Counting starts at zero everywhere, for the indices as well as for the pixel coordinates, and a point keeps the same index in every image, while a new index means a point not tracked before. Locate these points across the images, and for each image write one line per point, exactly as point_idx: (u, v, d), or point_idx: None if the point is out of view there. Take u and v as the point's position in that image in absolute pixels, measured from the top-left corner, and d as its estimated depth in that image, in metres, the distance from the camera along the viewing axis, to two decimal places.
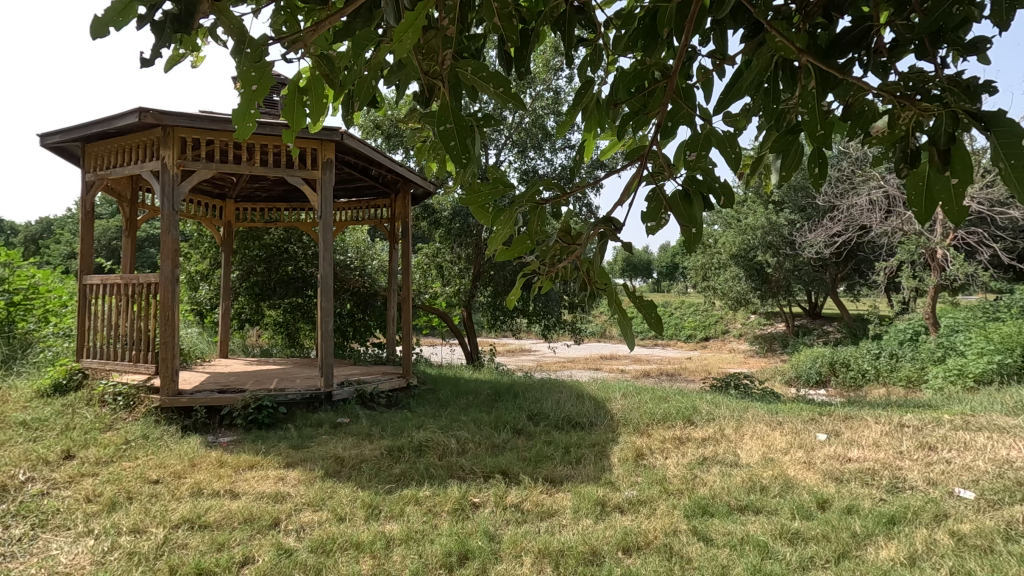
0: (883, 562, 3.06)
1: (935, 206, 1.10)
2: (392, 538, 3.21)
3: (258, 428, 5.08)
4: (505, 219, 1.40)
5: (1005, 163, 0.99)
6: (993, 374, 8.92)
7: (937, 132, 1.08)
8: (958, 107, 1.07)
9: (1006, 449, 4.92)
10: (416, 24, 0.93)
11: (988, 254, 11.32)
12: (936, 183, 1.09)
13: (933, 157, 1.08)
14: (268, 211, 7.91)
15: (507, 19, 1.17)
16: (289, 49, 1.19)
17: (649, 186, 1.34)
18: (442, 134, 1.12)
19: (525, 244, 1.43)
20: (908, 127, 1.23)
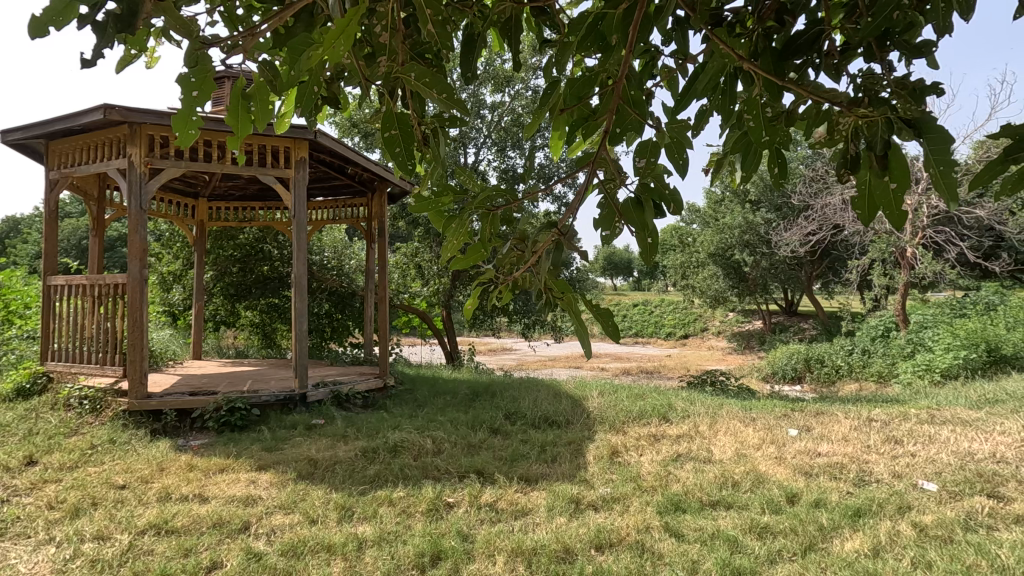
0: (848, 553, 3.13)
1: (877, 211, 1.13)
2: (365, 539, 3.19)
3: (230, 430, 5.01)
4: (459, 226, 1.39)
5: (936, 168, 1.01)
6: (959, 369, 9.22)
7: (872, 140, 1.11)
8: (892, 113, 1.10)
9: (968, 442, 5.08)
10: (348, 30, 0.93)
11: (956, 252, 11.61)
12: (876, 189, 1.12)
13: (871, 162, 1.11)
14: (242, 210, 7.81)
15: (440, 26, 1.14)
16: (231, 53, 1.16)
17: (602, 193, 1.36)
18: (386, 141, 1.17)
19: (481, 252, 1.41)
20: (846, 134, 1.26)
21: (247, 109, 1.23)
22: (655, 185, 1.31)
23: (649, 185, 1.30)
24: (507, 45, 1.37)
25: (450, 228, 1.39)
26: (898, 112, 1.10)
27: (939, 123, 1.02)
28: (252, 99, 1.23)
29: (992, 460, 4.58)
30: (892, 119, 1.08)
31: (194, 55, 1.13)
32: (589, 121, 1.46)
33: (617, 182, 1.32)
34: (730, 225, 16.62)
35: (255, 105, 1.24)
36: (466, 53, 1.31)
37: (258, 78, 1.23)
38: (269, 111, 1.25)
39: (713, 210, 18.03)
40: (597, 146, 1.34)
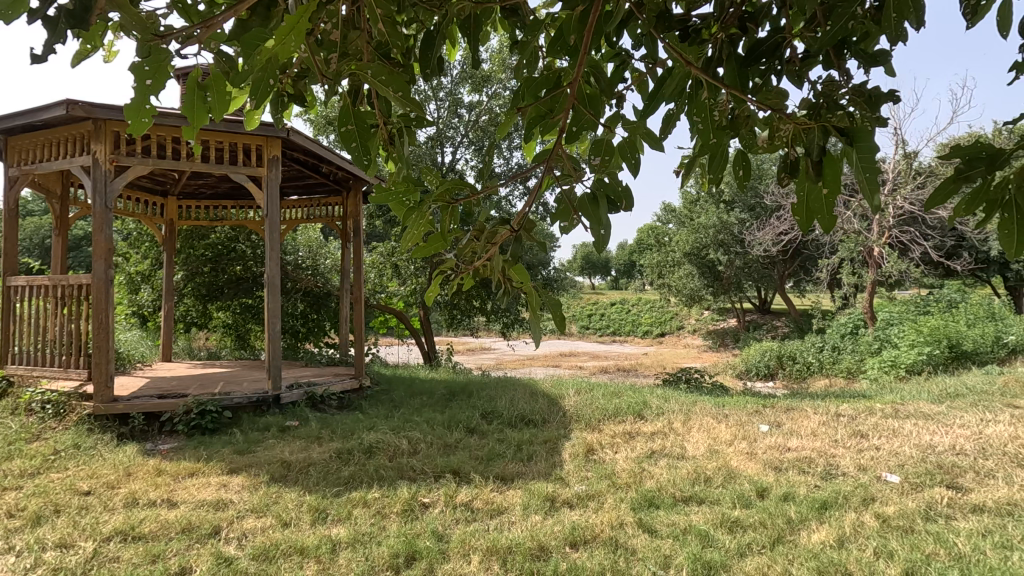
0: (814, 545, 3.22)
1: (812, 219, 1.17)
2: (339, 541, 3.17)
3: (201, 434, 4.92)
4: (418, 217, 1.41)
5: (865, 176, 1.05)
6: (923, 365, 9.62)
7: (809, 147, 1.15)
8: (829, 122, 1.14)
9: (930, 435, 5.26)
10: (299, 26, 0.96)
11: (920, 251, 11.99)
12: (812, 195, 1.16)
13: (808, 169, 1.15)
14: (214, 209, 7.68)
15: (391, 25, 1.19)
16: (185, 45, 1.14)
17: (558, 190, 1.37)
18: (342, 135, 1.19)
19: (440, 242, 1.46)
20: (788, 140, 1.30)
21: (203, 99, 1.21)
22: (609, 183, 1.33)
23: (604, 183, 1.33)
24: (468, 42, 1.36)
25: (410, 216, 1.41)
26: (835, 121, 1.15)
27: (869, 131, 1.07)
28: (208, 89, 1.21)
29: (952, 453, 4.75)
30: (827, 127, 1.13)
31: (148, 46, 1.11)
32: (546, 120, 1.41)
33: (573, 178, 1.34)
34: (705, 224, 16.92)
35: (212, 95, 1.22)
36: (424, 51, 1.32)
37: (215, 69, 1.21)
38: (228, 102, 1.24)
39: (689, 210, 18.31)
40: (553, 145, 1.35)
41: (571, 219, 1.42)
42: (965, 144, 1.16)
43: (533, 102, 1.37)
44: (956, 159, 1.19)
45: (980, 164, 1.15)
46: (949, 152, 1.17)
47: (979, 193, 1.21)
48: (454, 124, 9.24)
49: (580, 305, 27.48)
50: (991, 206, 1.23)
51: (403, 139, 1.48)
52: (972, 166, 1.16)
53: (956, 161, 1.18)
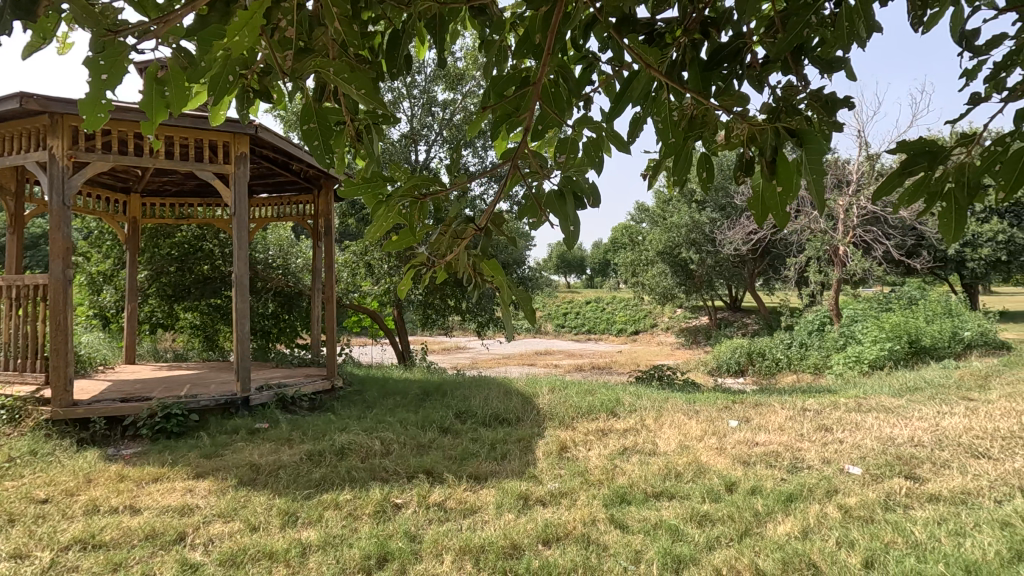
0: (780, 537, 3.30)
1: (766, 213, 1.20)
2: (309, 544, 3.12)
3: (166, 438, 4.78)
4: (387, 209, 1.40)
5: (815, 173, 1.09)
6: (885, 360, 9.98)
7: (763, 146, 1.18)
8: (782, 121, 1.17)
9: (889, 427, 5.45)
10: (252, 22, 0.97)
11: (883, 250, 12.39)
12: (766, 192, 1.18)
13: (762, 167, 1.18)
14: (179, 206, 7.47)
15: (347, 25, 1.16)
16: (141, 40, 1.11)
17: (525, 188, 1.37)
18: (305, 133, 1.18)
19: (409, 237, 1.45)
20: (744, 139, 1.34)
21: (160, 94, 1.18)
22: (576, 180, 1.33)
23: (571, 180, 1.33)
24: (434, 43, 1.34)
25: (378, 209, 1.39)
26: (789, 122, 1.17)
27: (818, 133, 1.10)
28: (166, 85, 1.18)
29: (911, 444, 4.92)
30: (779, 127, 1.16)
31: (101, 41, 1.08)
32: (512, 118, 1.42)
33: (540, 175, 1.33)
34: (678, 223, 17.18)
35: (169, 90, 1.19)
36: (389, 51, 1.33)
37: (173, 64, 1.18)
38: (188, 96, 1.20)
39: (661, 209, 18.55)
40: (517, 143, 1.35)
41: (538, 215, 1.42)
42: (909, 141, 1.22)
43: (499, 101, 1.37)
44: (901, 154, 1.25)
45: (922, 159, 1.22)
46: (895, 146, 1.22)
47: (921, 186, 1.28)
48: (428, 123, 9.20)
49: (555, 303, 27.61)
50: (931, 197, 1.30)
51: (371, 135, 1.47)
52: (915, 160, 1.23)
53: (901, 154, 1.24)
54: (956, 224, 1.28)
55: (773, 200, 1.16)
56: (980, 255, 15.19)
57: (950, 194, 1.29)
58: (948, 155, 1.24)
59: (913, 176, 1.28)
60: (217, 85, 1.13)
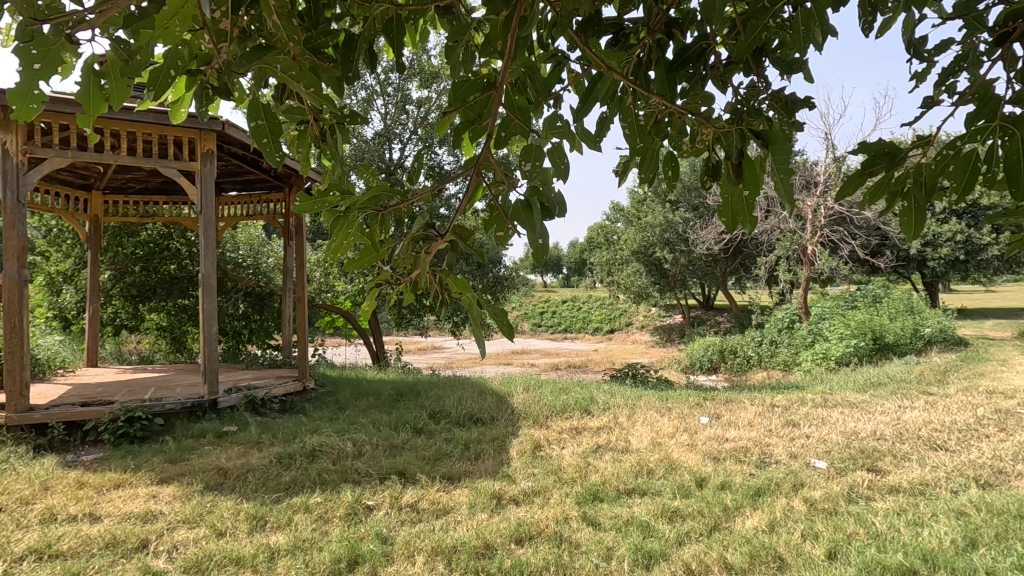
0: (747, 531, 3.37)
1: (737, 219, 1.23)
2: (277, 548, 3.06)
3: (129, 442, 4.65)
4: (347, 224, 1.38)
5: (779, 178, 1.10)
6: (851, 356, 10.28)
7: (729, 150, 1.17)
8: (744, 127, 1.17)
9: (853, 422, 5.61)
10: (184, 10, 0.95)
11: (849, 249, 12.72)
12: (733, 199, 1.19)
13: (728, 171, 1.18)
14: (144, 204, 7.25)
15: (285, 17, 1.09)
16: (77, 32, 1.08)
17: (489, 197, 1.37)
18: (253, 131, 1.15)
19: (372, 253, 1.43)
20: (708, 143, 1.35)
21: (99, 87, 1.16)
22: (542, 189, 1.33)
23: (536, 189, 1.33)
24: (392, 44, 1.31)
25: (339, 225, 1.37)
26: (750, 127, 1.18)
27: (784, 133, 1.10)
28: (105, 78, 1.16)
29: (874, 438, 5.07)
30: (745, 130, 1.14)
31: (29, 29, 1.05)
32: (475, 125, 1.41)
33: (505, 184, 1.34)
34: (652, 223, 17.39)
35: (109, 83, 1.17)
36: (344, 54, 1.25)
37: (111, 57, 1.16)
38: (127, 89, 1.19)
39: (636, 209, 18.73)
40: (482, 148, 1.34)
41: (505, 225, 1.42)
42: (868, 143, 1.25)
43: (461, 106, 1.35)
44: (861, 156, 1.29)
45: (882, 161, 1.25)
46: (856, 149, 1.25)
47: (882, 185, 1.32)
48: (402, 121, 9.12)
49: (532, 302, 27.66)
50: (892, 196, 1.35)
51: (336, 136, 1.45)
52: (875, 162, 1.26)
53: (863, 155, 1.27)
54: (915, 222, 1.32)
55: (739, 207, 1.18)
56: (941, 254, 15.74)
57: (909, 193, 1.33)
58: (905, 156, 1.27)
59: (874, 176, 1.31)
60: (157, 81, 1.14)
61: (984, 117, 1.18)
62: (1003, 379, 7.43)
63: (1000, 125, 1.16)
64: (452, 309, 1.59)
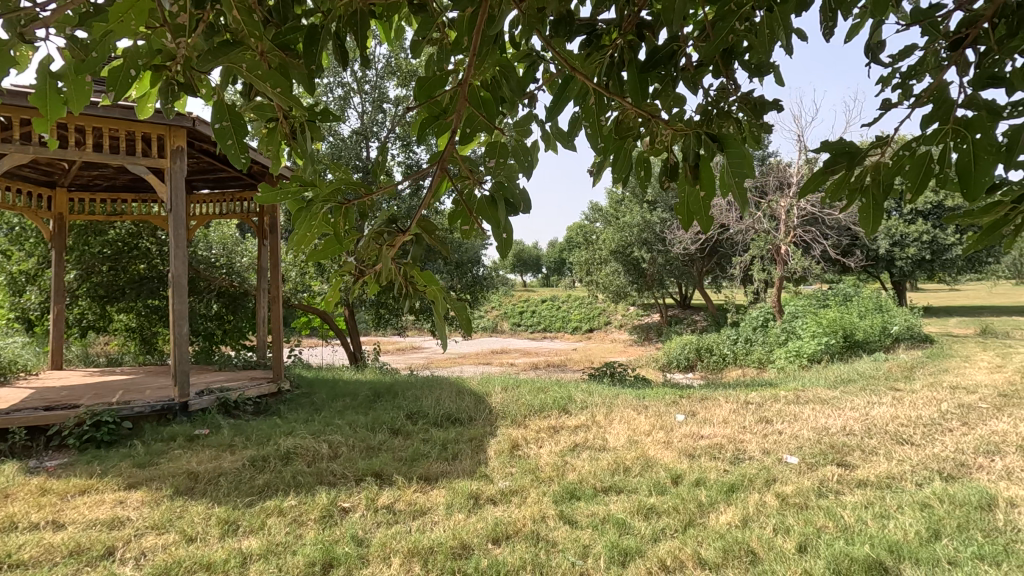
0: (721, 527, 3.42)
1: (692, 218, 1.25)
2: (250, 553, 3.01)
3: (95, 447, 4.52)
4: (310, 217, 1.37)
5: (734, 178, 1.12)
6: (822, 353, 10.53)
7: (686, 151, 1.19)
8: (701, 128, 1.19)
9: (824, 418, 5.74)
10: (138, 6, 0.97)
11: (821, 249, 12.99)
12: (691, 196, 1.22)
13: (686, 171, 1.21)
14: (111, 202, 7.06)
15: (247, 13, 1.06)
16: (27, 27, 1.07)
17: (455, 193, 1.38)
18: (217, 132, 1.12)
19: (335, 246, 1.43)
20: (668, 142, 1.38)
21: (56, 88, 1.14)
22: (506, 185, 1.34)
23: (501, 184, 1.34)
24: (355, 41, 1.29)
25: (302, 218, 1.36)
26: (707, 129, 1.20)
27: (738, 137, 1.13)
28: (63, 81, 1.14)
29: (843, 434, 5.20)
30: (703, 134, 1.17)
31: None
32: (439, 121, 1.41)
33: (470, 181, 1.34)
34: (630, 223, 17.53)
35: (67, 85, 1.14)
36: (306, 46, 1.22)
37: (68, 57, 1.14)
38: (87, 92, 1.16)
39: (614, 209, 18.86)
40: (446, 145, 1.33)
41: (470, 220, 1.43)
42: (831, 142, 1.28)
43: (425, 103, 1.34)
44: (824, 154, 1.32)
45: (842, 160, 1.29)
46: (818, 148, 1.29)
47: (842, 183, 1.36)
48: (379, 119, 9.04)
49: (511, 302, 27.68)
50: (851, 194, 1.39)
51: (306, 134, 1.42)
52: (836, 161, 1.30)
53: (825, 154, 1.31)
54: (875, 218, 1.37)
55: (699, 204, 1.21)
56: (908, 254, 16.20)
57: (868, 190, 1.38)
58: (864, 155, 1.31)
59: (837, 174, 1.35)
60: (116, 80, 1.10)
61: (938, 120, 1.22)
62: (966, 375, 7.68)
63: (952, 129, 1.19)
64: (417, 302, 1.61)
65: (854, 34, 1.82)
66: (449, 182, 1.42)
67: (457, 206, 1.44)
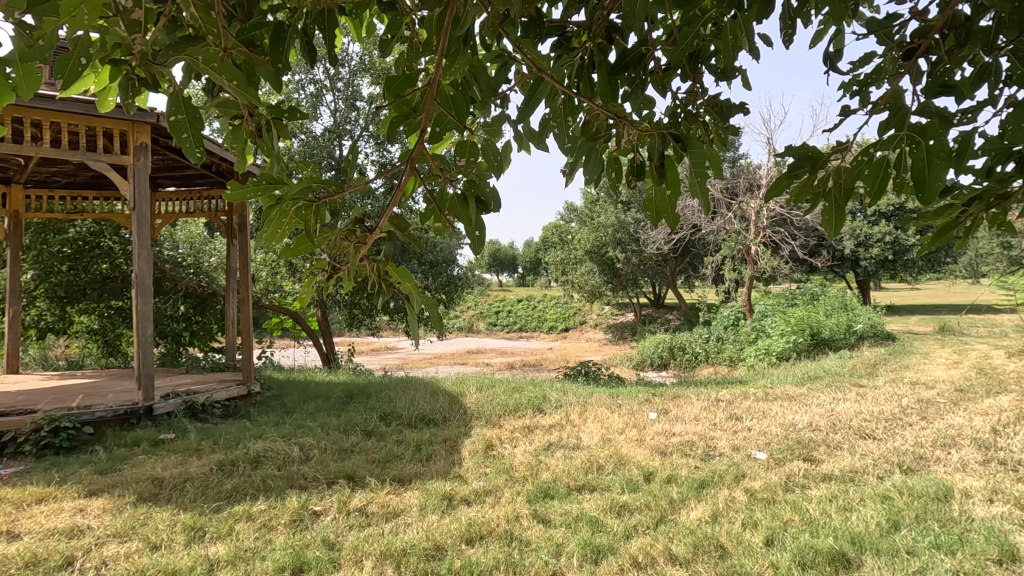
0: (692, 522, 3.48)
1: (659, 216, 1.24)
2: (217, 560, 2.94)
3: (53, 454, 4.36)
4: (280, 215, 1.34)
5: (698, 178, 1.14)
6: (790, 351, 10.80)
7: (653, 152, 1.20)
8: (667, 129, 1.21)
9: (791, 414, 5.89)
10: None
11: (790, 250, 13.31)
12: (657, 197, 1.23)
13: (652, 171, 1.22)
14: (71, 199, 6.80)
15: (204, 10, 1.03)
16: None
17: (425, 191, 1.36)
18: (172, 125, 1.10)
19: (306, 244, 1.40)
20: (636, 143, 1.39)
21: (6, 76, 1.08)
22: (477, 183, 1.33)
23: (472, 182, 1.32)
24: (321, 38, 1.26)
25: (272, 215, 1.32)
26: (673, 129, 1.21)
27: (700, 136, 1.14)
28: (11, 67, 1.07)
29: (809, 429, 5.34)
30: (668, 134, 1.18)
31: None
32: (409, 120, 1.39)
33: (442, 179, 1.33)
34: (604, 224, 17.67)
35: (16, 71, 1.08)
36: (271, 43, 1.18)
37: (16, 43, 1.06)
38: (37, 79, 1.09)
39: (589, 209, 19.00)
40: (415, 142, 1.31)
41: (442, 218, 1.42)
42: (794, 146, 1.31)
43: (393, 102, 1.33)
44: (787, 158, 1.36)
45: (804, 164, 1.33)
46: (782, 151, 1.32)
47: (805, 186, 1.39)
48: (353, 117, 8.93)
49: (487, 301, 27.65)
50: (815, 196, 1.42)
51: (272, 132, 1.39)
52: (799, 165, 1.33)
53: (789, 158, 1.34)
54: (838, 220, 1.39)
55: (665, 203, 1.22)
56: (872, 254, 16.74)
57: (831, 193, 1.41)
58: (826, 159, 1.34)
59: (800, 177, 1.38)
60: (67, 69, 1.05)
61: (894, 126, 1.25)
62: (925, 371, 7.98)
63: (906, 135, 1.23)
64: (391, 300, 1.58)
65: (819, 40, 1.86)
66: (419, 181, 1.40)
67: (428, 204, 1.43)
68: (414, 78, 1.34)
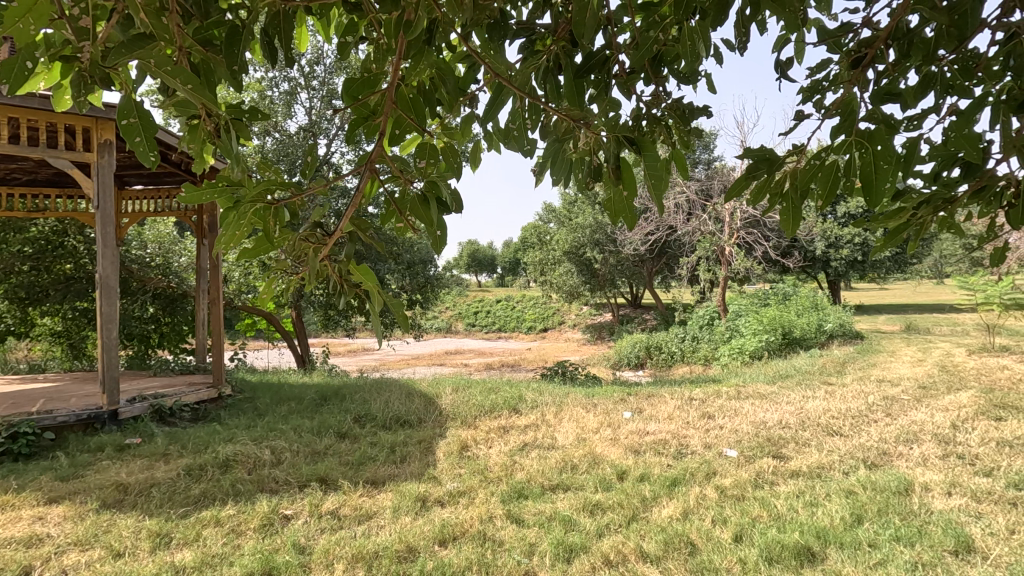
0: (663, 520, 3.52)
1: (619, 215, 1.25)
2: (183, 567, 2.88)
3: (12, 461, 4.22)
4: (239, 217, 1.32)
5: (653, 179, 1.15)
6: (762, 350, 11.00)
7: (609, 154, 1.21)
8: (620, 132, 1.22)
9: (762, 411, 6.01)
10: (37, 8, 0.91)
11: (763, 250, 13.54)
12: (616, 197, 1.22)
13: (608, 172, 1.22)
14: (33, 198, 6.59)
15: (155, 15, 1.01)
16: None
17: (386, 193, 1.35)
18: (123, 128, 1.07)
19: (265, 245, 1.37)
20: (595, 146, 1.40)
21: None
22: (438, 183, 1.32)
23: (432, 182, 1.31)
24: (279, 41, 1.24)
25: (230, 218, 1.29)
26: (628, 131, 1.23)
27: (652, 140, 1.15)
28: None
29: (779, 427, 5.44)
30: (621, 136, 1.19)
31: None
32: (369, 122, 1.38)
33: (402, 180, 1.31)
34: (582, 224, 17.78)
35: None
36: (227, 45, 1.16)
37: None
38: None
39: (567, 210, 19.05)
40: (375, 144, 1.30)
41: (403, 219, 1.40)
42: (751, 148, 1.34)
43: (352, 104, 1.33)
44: (745, 159, 1.39)
45: (761, 166, 1.36)
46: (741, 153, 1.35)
47: (763, 187, 1.41)
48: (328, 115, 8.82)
49: (466, 302, 27.62)
50: (773, 197, 1.44)
51: (231, 134, 1.36)
52: (756, 166, 1.37)
53: (746, 159, 1.37)
54: (794, 218, 1.43)
55: (622, 203, 1.22)
56: (841, 255, 17.17)
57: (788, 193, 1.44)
58: (781, 162, 1.38)
59: (759, 178, 1.41)
60: (11, 73, 1.02)
61: (844, 131, 1.28)
62: (890, 369, 8.21)
63: (856, 139, 1.26)
64: (353, 301, 1.56)
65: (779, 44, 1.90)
66: (378, 182, 1.38)
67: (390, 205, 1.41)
68: (375, 80, 1.34)
